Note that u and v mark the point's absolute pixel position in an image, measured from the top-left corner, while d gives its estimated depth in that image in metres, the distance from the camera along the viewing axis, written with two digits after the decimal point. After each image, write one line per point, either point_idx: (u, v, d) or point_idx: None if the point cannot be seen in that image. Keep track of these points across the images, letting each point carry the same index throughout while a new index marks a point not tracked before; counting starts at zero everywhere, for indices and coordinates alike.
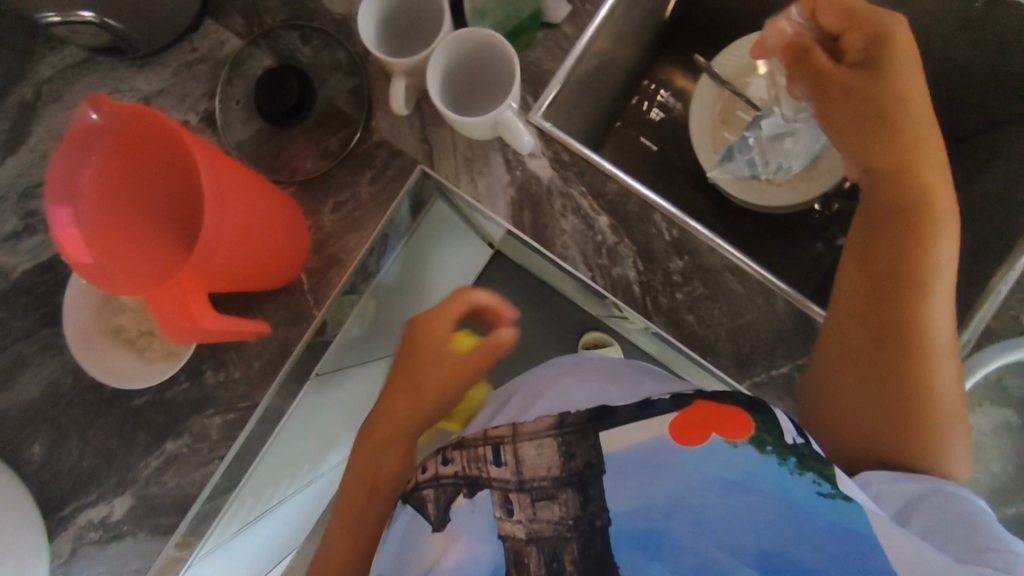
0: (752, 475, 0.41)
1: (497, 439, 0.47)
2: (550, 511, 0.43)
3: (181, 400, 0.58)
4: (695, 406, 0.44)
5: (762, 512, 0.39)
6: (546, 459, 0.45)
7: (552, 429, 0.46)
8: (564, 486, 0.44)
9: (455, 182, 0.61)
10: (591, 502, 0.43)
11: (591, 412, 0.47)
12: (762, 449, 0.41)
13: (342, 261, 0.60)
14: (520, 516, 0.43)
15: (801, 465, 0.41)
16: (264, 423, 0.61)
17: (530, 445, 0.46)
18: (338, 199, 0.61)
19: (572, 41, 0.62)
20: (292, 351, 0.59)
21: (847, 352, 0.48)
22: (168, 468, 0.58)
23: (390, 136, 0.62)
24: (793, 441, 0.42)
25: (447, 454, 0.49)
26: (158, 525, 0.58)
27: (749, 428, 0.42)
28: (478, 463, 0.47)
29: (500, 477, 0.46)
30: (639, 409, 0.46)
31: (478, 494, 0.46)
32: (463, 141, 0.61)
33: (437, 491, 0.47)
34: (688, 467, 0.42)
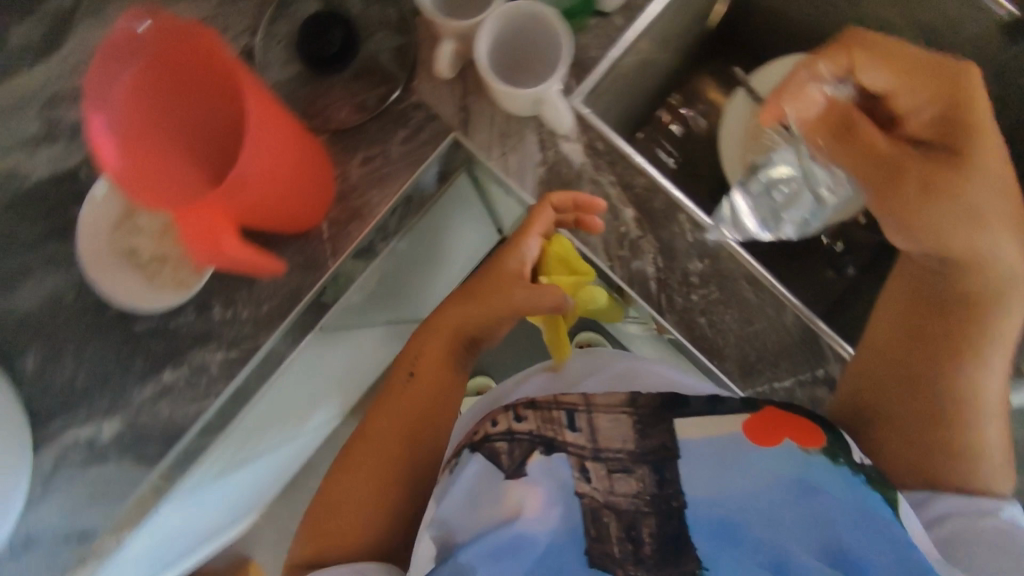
0: (827, 484, 0.43)
1: (570, 405, 0.50)
2: (626, 485, 0.46)
3: (184, 331, 0.58)
4: (768, 411, 0.47)
5: (837, 513, 0.41)
6: (620, 431, 0.48)
7: (625, 406, 0.49)
8: (639, 464, 0.47)
9: (487, 154, 0.61)
10: (668, 482, 0.45)
11: (666, 398, 0.49)
12: (835, 460, 0.44)
13: (364, 215, 0.60)
14: (597, 483, 0.46)
15: (872, 483, 0.43)
16: (263, 366, 0.60)
17: (604, 417, 0.49)
18: (368, 153, 0.61)
19: (621, 33, 0.63)
20: (303, 298, 0.59)
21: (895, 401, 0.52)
22: (163, 398, 0.57)
23: (429, 99, 0.61)
24: (861, 460, 0.44)
25: (520, 412, 0.50)
26: (144, 453, 0.57)
27: (823, 440, 0.44)
28: (552, 426, 0.49)
29: (575, 441, 0.48)
30: (712, 403, 0.49)
31: (554, 453, 0.47)
32: (501, 115, 0.61)
33: (512, 445, 0.47)
34: (761, 466, 0.45)
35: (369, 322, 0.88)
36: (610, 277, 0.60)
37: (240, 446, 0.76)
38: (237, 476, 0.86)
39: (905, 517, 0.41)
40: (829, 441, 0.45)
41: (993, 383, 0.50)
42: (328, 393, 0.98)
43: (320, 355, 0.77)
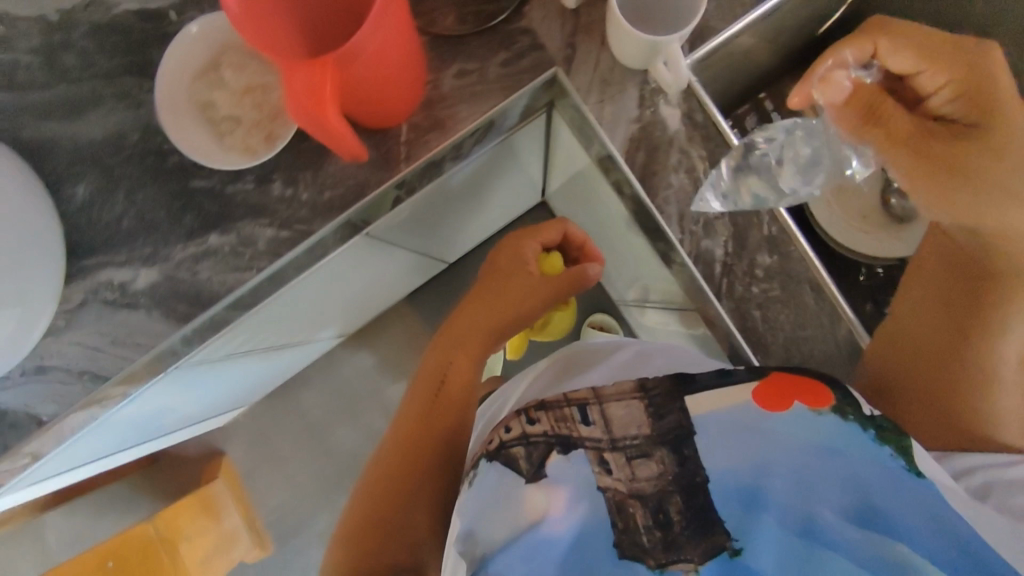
0: (844, 444, 0.41)
1: (582, 400, 0.49)
2: (648, 469, 0.44)
3: (240, 199, 0.56)
4: (772, 376, 0.46)
5: (863, 476, 0.40)
6: (637, 420, 0.46)
7: (636, 393, 0.48)
8: (658, 445, 0.45)
9: (583, 97, 0.59)
10: (687, 462, 0.43)
11: (673, 379, 0.48)
12: (844, 417, 0.42)
13: (446, 128, 0.58)
14: (620, 474, 0.44)
15: (882, 437, 0.41)
16: (309, 254, 0.59)
17: (616, 405, 0.48)
18: (464, 67, 0.59)
19: (746, 9, 0.60)
20: (366, 195, 0.57)
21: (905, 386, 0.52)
22: (204, 260, 0.56)
23: (538, 27, 0.59)
24: (871, 414, 0.43)
25: (532, 414, 0.50)
26: (174, 310, 0.56)
27: (831, 399, 0.43)
28: (567, 422, 0.48)
29: (591, 433, 0.47)
30: (720, 375, 0.47)
31: (571, 452, 0.46)
32: (607, 60, 0.58)
33: (529, 449, 0.47)
34: (779, 432, 0.43)
35: (403, 246, 0.86)
36: (676, 250, 0.58)
37: (253, 336, 0.76)
38: (240, 367, 0.85)
39: (922, 466, 0.40)
40: (836, 400, 0.43)
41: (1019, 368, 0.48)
42: (342, 309, 0.97)
43: (352, 264, 0.76)
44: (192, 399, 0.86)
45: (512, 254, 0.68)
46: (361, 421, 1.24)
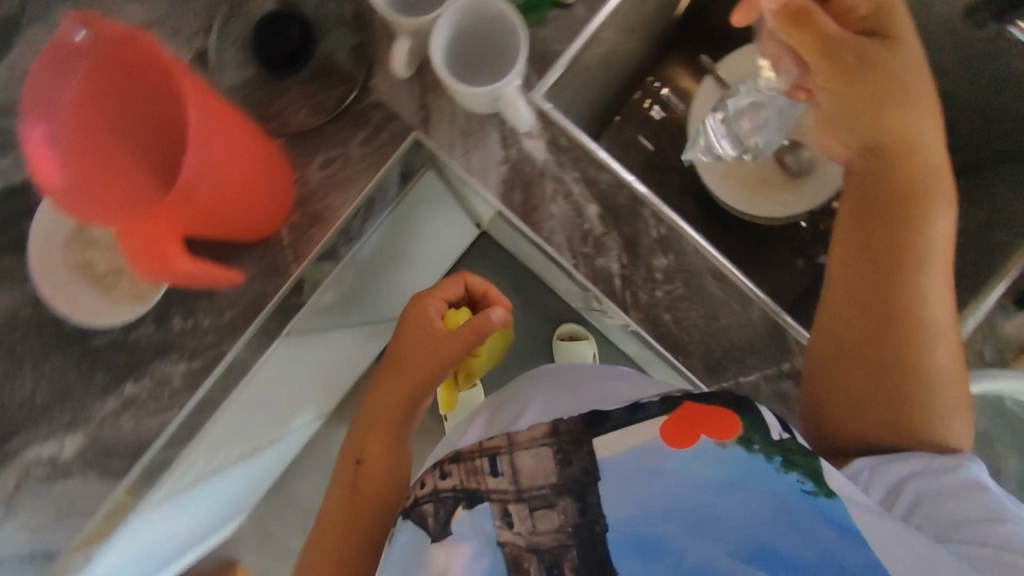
0: (739, 475, 0.45)
1: (494, 450, 0.52)
2: (548, 521, 0.48)
3: (146, 343, 0.57)
4: (683, 409, 0.47)
5: (755, 509, 0.44)
6: (541, 468, 0.50)
7: (546, 438, 0.51)
8: (558, 498, 0.49)
9: (448, 153, 0.60)
10: (589, 511, 0.48)
11: (585, 420, 0.51)
12: (750, 447, 0.44)
13: (325, 219, 0.59)
14: (518, 527, 0.48)
15: (786, 463, 0.44)
16: (228, 375, 0.60)
17: (527, 454, 0.51)
18: (328, 156, 0.60)
19: (584, 24, 0.61)
20: (266, 306, 0.58)
21: (845, 339, 0.51)
22: (126, 412, 0.57)
23: (388, 98, 0.60)
24: (779, 438, 0.45)
25: (445, 468, 0.53)
26: (108, 467, 0.57)
27: (737, 430, 0.45)
28: (475, 476, 0.52)
29: (495, 488, 0.50)
30: (630, 414, 0.50)
31: (477, 505, 0.50)
32: (461, 113, 0.59)
33: (438, 506, 0.50)
34: (677, 469, 0.47)
35: (342, 326, 0.87)
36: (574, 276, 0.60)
37: (214, 454, 0.77)
38: (217, 483, 0.86)
39: (833, 487, 0.43)
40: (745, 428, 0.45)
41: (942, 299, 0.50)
42: (307, 396, 0.98)
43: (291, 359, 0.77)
44: (180, 526, 0.87)
45: (412, 317, 0.65)
46: None
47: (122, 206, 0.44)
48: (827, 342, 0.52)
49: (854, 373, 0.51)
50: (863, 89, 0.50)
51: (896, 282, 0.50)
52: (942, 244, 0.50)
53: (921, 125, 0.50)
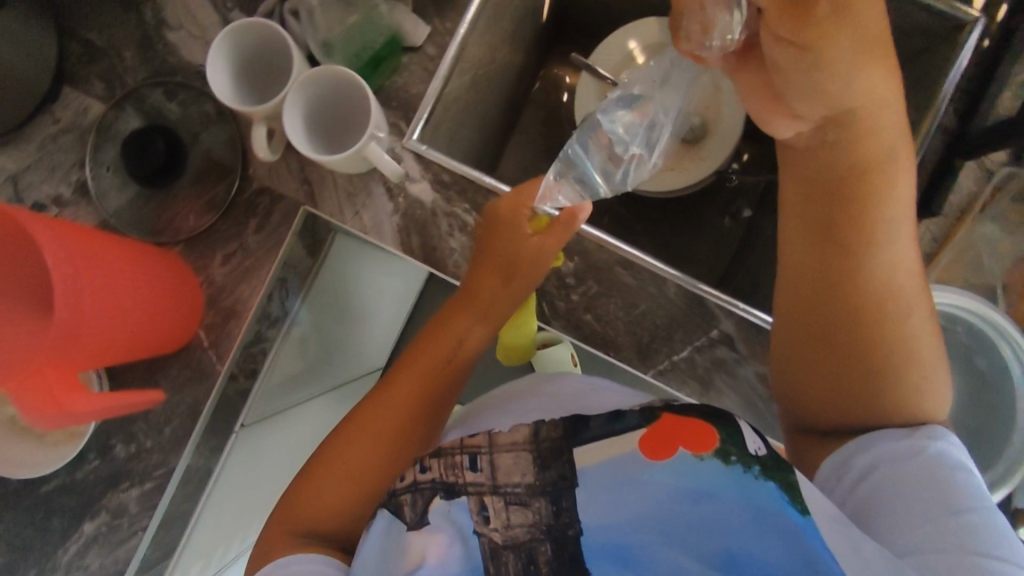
0: (709, 480, 0.43)
1: (474, 448, 0.49)
2: (522, 516, 0.45)
3: (94, 478, 0.57)
4: (664, 419, 0.46)
5: (727, 518, 0.42)
6: (521, 467, 0.47)
7: (527, 443, 0.48)
8: (537, 497, 0.46)
9: (340, 217, 0.61)
10: (563, 513, 0.45)
11: (564, 429, 0.49)
12: (727, 459, 0.43)
13: (239, 312, 0.60)
14: (495, 523, 0.45)
15: (765, 471, 0.42)
16: (185, 487, 0.60)
17: (507, 455, 0.48)
18: (226, 251, 0.61)
19: (437, 62, 0.63)
20: (203, 411, 0.59)
21: (812, 323, 0.51)
22: (91, 551, 0.57)
23: (270, 181, 0.61)
24: (756, 451, 0.43)
25: (425, 461, 0.49)
26: None
27: (714, 440, 0.44)
28: (455, 471, 0.48)
29: (474, 484, 0.47)
30: (609, 422, 0.48)
31: (455, 497, 0.46)
32: (342, 176, 0.61)
33: (414, 495, 0.47)
34: (653, 476, 0.45)
35: (308, 401, 0.88)
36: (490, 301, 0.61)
37: (207, 563, 0.77)
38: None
39: (808, 500, 0.41)
40: (722, 440, 0.44)
41: (907, 267, 0.49)
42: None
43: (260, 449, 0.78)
44: None
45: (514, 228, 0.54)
46: None
47: (13, 362, 0.45)
48: (795, 325, 0.52)
49: (825, 357, 0.50)
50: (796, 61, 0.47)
51: (857, 254, 0.49)
52: (899, 211, 0.49)
53: (866, 90, 0.47)
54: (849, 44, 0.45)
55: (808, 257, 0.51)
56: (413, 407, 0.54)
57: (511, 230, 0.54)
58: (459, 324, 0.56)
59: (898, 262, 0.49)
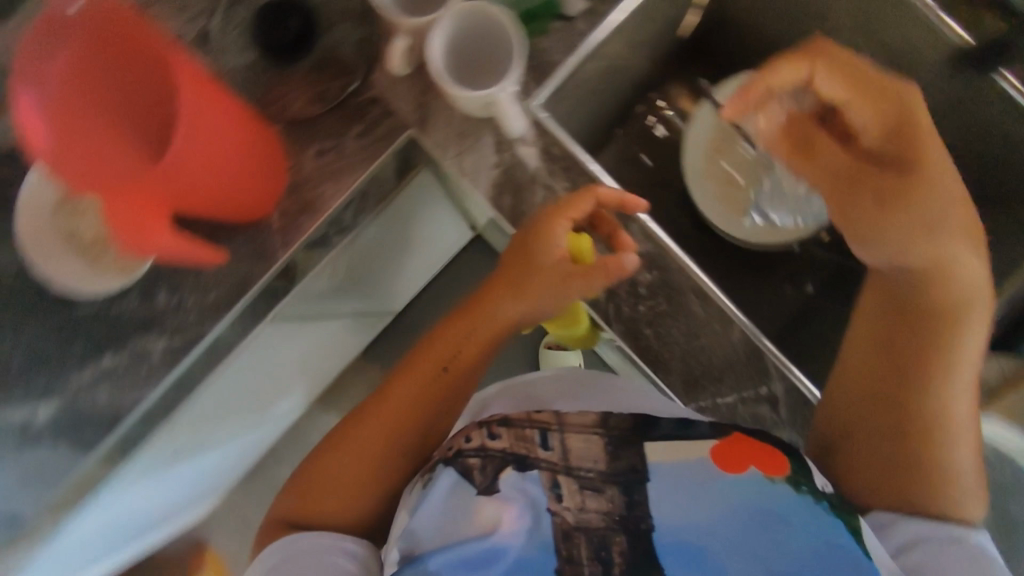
0: (779, 507, 0.52)
1: (545, 426, 0.59)
2: (597, 503, 0.54)
3: (128, 317, 0.58)
4: (736, 437, 0.55)
5: (792, 544, 0.50)
6: (594, 454, 0.57)
7: (597, 428, 0.59)
8: (609, 483, 0.55)
9: (442, 153, 0.60)
10: (636, 505, 0.53)
11: (635, 424, 0.58)
12: (798, 487, 0.54)
13: (316, 208, 0.59)
14: (569, 502, 0.54)
15: (835, 509, 0.53)
16: (208, 355, 0.60)
17: (577, 438, 0.58)
18: (323, 146, 0.60)
19: (585, 37, 0.62)
20: (250, 289, 0.58)
21: (863, 417, 0.56)
22: (101, 385, 0.57)
23: (387, 94, 0.61)
24: (824, 488, 0.54)
25: (494, 430, 0.58)
26: (81, 436, 0.57)
27: (786, 468, 0.54)
28: (525, 444, 0.57)
29: (548, 458, 0.57)
30: (680, 427, 0.57)
31: (527, 470, 0.55)
32: (458, 115, 0.60)
33: (484, 461, 0.56)
34: (724, 491, 0.54)
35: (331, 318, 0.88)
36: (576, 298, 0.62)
37: (196, 436, 0.77)
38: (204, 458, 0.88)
39: (869, 546, 0.51)
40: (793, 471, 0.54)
41: (964, 401, 0.53)
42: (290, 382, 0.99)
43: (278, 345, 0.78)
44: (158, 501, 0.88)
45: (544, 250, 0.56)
46: None
47: (104, 177, 0.44)
48: (850, 417, 0.57)
49: (870, 449, 0.56)
50: (890, 212, 0.52)
51: (916, 374, 0.54)
52: (968, 353, 0.53)
53: (954, 250, 0.52)
54: (927, 206, 0.52)
55: (865, 364, 0.57)
56: (411, 414, 0.59)
57: (544, 247, 0.56)
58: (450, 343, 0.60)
59: (960, 391, 0.53)
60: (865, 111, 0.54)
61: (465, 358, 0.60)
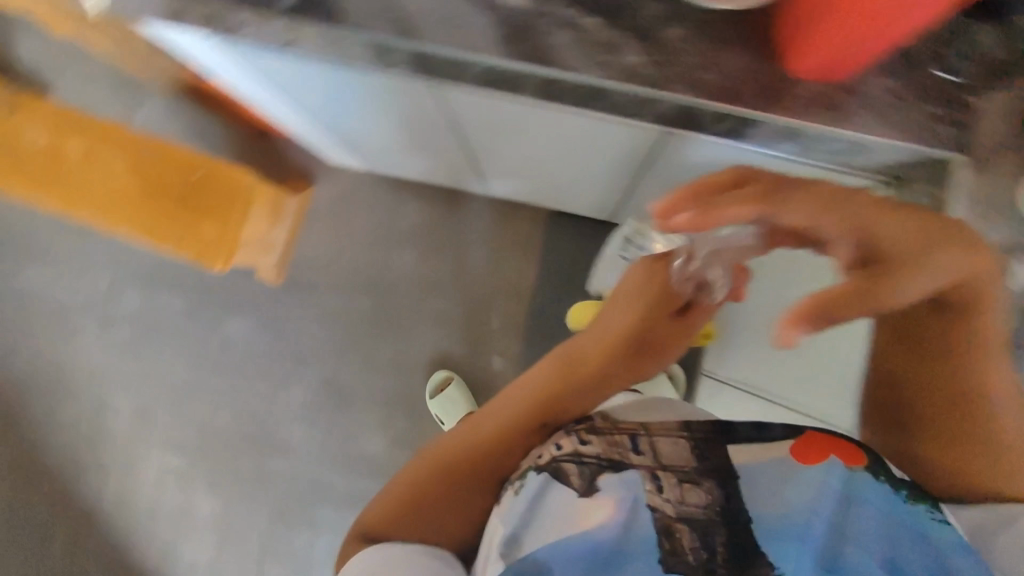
0: (875, 496, 0.54)
1: (633, 435, 0.63)
2: (696, 497, 0.56)
3: (648, 11, 0.54)
4: (812, 437, 0.60)
5: (887, 521, 0.52)
6: (682, 455, 0.60)
7: (683, 437, 0.62)
8: (705, 478, 0.57)
9: (964, 201, 0.55)
10: (729, 497, 0.55)
11: (717, 430, 0.62)
12: (877, 476, 0.55)
13: (845, 117, 0.54)
14: (670, 497, 0.56)
15: (913, 497, 0.54)
16: (638, 106, 0.57)
17: (665, 443, 0.62)
18: (909, 83, 0.54)
19: None
20: (736, 103, 0.54)
21: (930, 433, 0.59)
22: (572, 29, 0.54)
23: (996, 111, 0.54)
24: (901, 479, 0.57)
25: (584, 437, 0.62)
26: (515, 45, 0.55)
27: (864, 458, 0.57)
28: (616, 448, 0.61)
29: (642, 462, 0.60)
30: (758, 430, 0.62)
31: (625, 472, 0.58)
32: (1007, 194, 0.55)
33: (582, 467, 0.59)
34: (816, 480, 0.56)
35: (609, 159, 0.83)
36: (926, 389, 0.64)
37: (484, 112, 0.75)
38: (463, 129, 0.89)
39: None
40: (870, 462, 0.57)
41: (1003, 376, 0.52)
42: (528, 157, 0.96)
43: (617, 140, 0.75)
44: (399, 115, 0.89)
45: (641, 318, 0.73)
46: (439, 262, 1.32)
47: None
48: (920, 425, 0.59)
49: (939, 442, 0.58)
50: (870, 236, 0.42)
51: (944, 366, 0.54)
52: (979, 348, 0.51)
53: (937, 244, 0.42)
54: (876, 210, 0.42)
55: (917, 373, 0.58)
56: (500, 437, 0.66)
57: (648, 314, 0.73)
58: (552, 398, 0.68)
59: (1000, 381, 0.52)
60: (809, 209, 0.43)
61: (565, 413, 0.68)
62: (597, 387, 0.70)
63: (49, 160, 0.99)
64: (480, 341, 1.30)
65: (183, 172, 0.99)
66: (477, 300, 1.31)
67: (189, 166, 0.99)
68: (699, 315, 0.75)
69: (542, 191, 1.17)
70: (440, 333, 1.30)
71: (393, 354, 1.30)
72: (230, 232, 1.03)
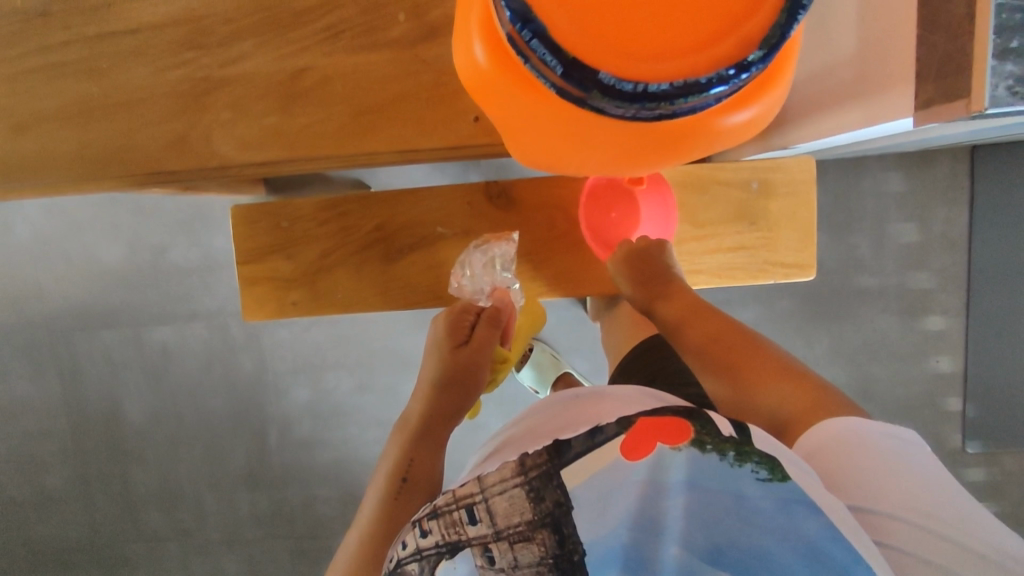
0: (681, 481, 0.43)
1: (469, 500, 0.46)
2: (529, 555, 0.43)
3: None
4: (641, 424, 0.45)
5: (713, 509, 0.42)
6: (518, 507, 0.44)
7: (518, 479, 0.46)
8: (539, 529, 0.43)
9: None
10: (567, 541, 0.43)
11: (550, 453, 0.47)
12: (702, 447, 0.42)
13: None
14: (502, 564, 0.43)
15: (739, 457, 0.42)
16: None
17: (500, 498, 0.45)
18: None
19: None
20: None
21: None
22: None
23: None
24: (728, 434, 0.43)
25: (426, 526, 0.48)
26: None
27: (688, 432, 0.43)
28: (455, 529, 0.46)
29: (478, 536, 0.44)
30: (589, 439, 0.46)
31: (459, 555, 0.45)
32: None
33: (422, 562, 0.47)
34: (639, 481, 0.43)
35: (829, 141, 0.74)
36: None
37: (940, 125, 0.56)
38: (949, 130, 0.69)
39: None
40: (695, 432, 0.43)
41: None
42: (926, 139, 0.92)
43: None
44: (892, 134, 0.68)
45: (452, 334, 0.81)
46: (855, 239, 1.18)
47: None
48: None
49: None
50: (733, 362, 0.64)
51: None
52: None
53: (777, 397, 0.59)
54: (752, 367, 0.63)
55: None
56: (381, 515, 0.67)
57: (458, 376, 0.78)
58: (404, 453, 0.72)
59: None
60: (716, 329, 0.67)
61: (419, 459, 0.71)
62: (433, 426, 0.75)
63: (551, 239, 0.81)
64: (924, 305, 1.19)
65: (718, 186, 0.80)
66: (907, 264, 1.18)
67: (742, 184, 0.81)
68: (484, 330, 0.79)
69: (893, 146, 1.00)
70: (874, 310, 1.20)
71: (831, 344, 1.21)
72: (755, 253, 0.82)
